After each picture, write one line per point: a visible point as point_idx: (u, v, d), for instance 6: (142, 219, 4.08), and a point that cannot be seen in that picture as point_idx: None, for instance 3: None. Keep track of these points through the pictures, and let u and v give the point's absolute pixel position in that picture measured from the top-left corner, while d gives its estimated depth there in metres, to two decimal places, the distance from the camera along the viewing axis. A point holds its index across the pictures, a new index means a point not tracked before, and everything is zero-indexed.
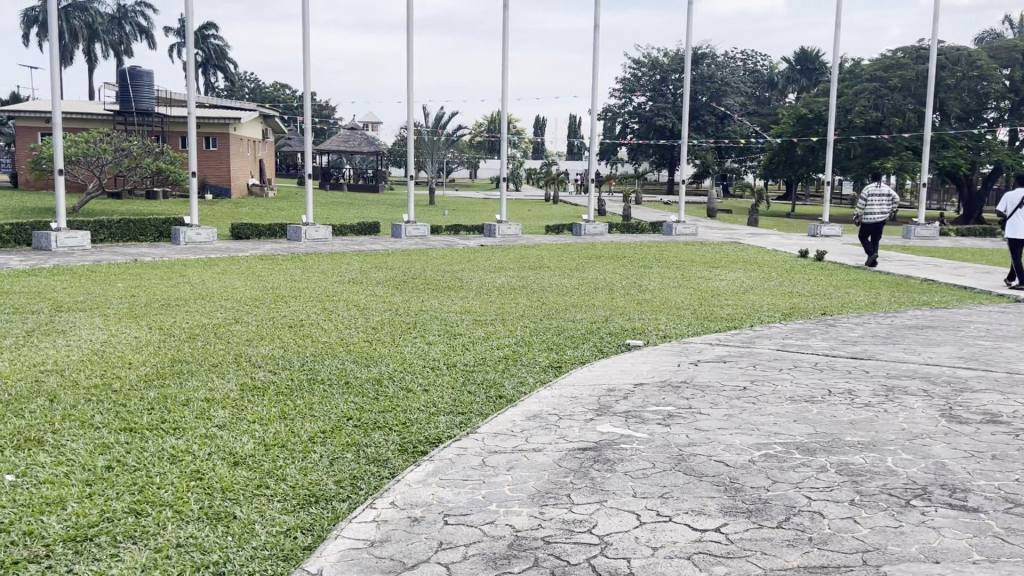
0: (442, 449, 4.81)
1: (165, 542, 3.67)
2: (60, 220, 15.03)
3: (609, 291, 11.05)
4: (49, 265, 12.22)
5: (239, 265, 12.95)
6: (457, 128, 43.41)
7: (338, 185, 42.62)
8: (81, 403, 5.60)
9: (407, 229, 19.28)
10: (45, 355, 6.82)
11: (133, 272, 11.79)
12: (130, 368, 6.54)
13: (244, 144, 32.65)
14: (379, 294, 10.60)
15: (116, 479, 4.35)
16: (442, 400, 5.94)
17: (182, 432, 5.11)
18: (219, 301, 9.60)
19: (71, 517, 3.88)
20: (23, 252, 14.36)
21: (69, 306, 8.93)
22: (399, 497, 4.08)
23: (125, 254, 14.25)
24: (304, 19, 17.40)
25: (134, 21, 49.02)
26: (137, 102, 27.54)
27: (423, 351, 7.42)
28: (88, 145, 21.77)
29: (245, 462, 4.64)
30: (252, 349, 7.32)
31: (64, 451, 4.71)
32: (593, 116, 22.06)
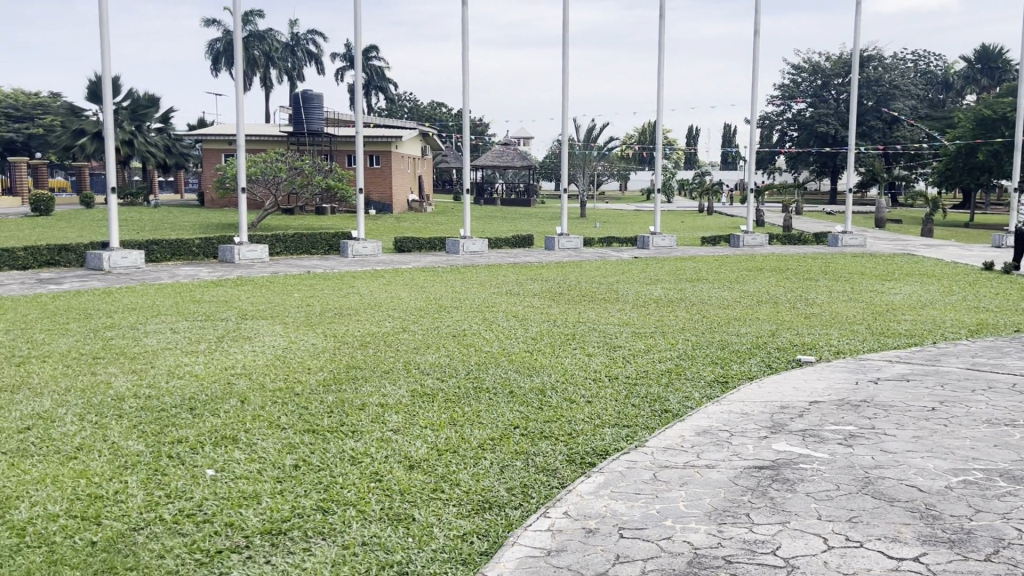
0: (611, 461, 4.78)
1: (352, 540, 3.83)
2: (243, 234, 16.16)
3: (774, 305, 10.63)
4: (234, 277, 13.16)
5: (404, 277, 13.49)
6: (609, 141, 43.31)
7: (492, 199, 43.49)
8: (269, 405, 5.98)
9: (560, 241, 19.40)
10: (236, 359, 7.35)
11: (306, 283, 12.52)
12: (310, 373, 6.91)
13: (404, 161, 33.97)
14: (536, 305, 10.73)
15: (304, 477, 4.59)
16: (606, 412, 5.90)
17: (361, 435, 5.35)
18: (387, 311, 10.00)
19: (266, 511, 4.12)
20: (211, 264, 15.57)
21: (254, 314, 9.58)
22: (572, 507, 4.08)
23: (298, 266, 15.10)
24: (464, 38, 17.82)
25: (305, 48, 52.17)
26: (308, 123, 29.09)
27: (585, 363, 7.42)
28: (266, 164, 23.34)
29: (420, 466, 4.79)
30: (420, 357, 7.57)
31: (256, 450, 5.03)
32: (752, 124, 21.40)
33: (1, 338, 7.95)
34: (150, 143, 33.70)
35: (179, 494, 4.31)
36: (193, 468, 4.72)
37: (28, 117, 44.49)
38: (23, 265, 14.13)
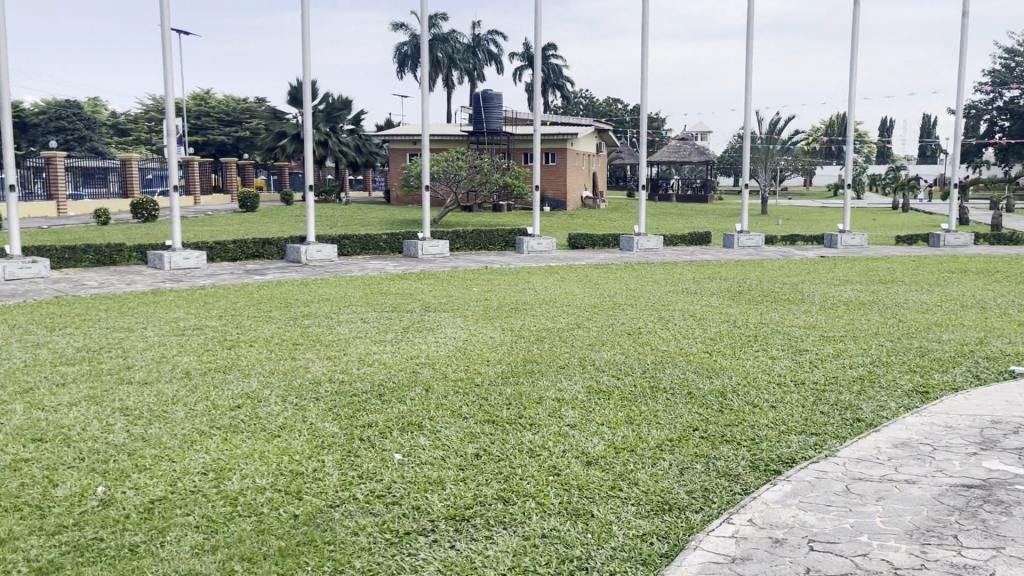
0: (799, 470, 4.55)
1: (532, 531, 3.88)
2: (426, 229, 16.85)
3: (981, 311, 9.72)
4: (417, 271, 13.73)
5: (578, 273, 13.55)
6: (793, 135, 41.43)
7: (667, 196, 42.79)
8: (451, 394, 6.19)
9: (740, 239, 18.76)
10: (420, 349, 7.67)
11: (485, 278, 12.85)
12: (489, 365, 7.09)
13: (580, 158, 34.10)
14: (715, 305, 10.43)
15: (485, 466, 4.71)
16: (791, 418, 5.63)
17: (539, 428, 5.42)
18: (561, 306, 10.09)
19: (451, 497, 4.26)
20: (396, 258, 16.36)
21: (436, 307, 9.96)
22: (757, 515, 3.92)
23: (477, 262, 15.55)
24: (644, 32, 17.60)
25: (486, 48, 53.59)
26: (487, 122, 29.87)
27: (768, 366, 7.12)
28: (448, 163, 24.20)
29: (597, 463, 4.78)
30: (596, 353, 7.57)
31: (440, 437, 5.22)
32: (958, 113, 19.72)
33: (215, 323, 8.73)
34: (343, 144, 35.80)
35: (370, 476, 4.53)
36: (382, 451, 4.96)
37: (238, 121, 48.54)
38: (231, 256, 15.41)
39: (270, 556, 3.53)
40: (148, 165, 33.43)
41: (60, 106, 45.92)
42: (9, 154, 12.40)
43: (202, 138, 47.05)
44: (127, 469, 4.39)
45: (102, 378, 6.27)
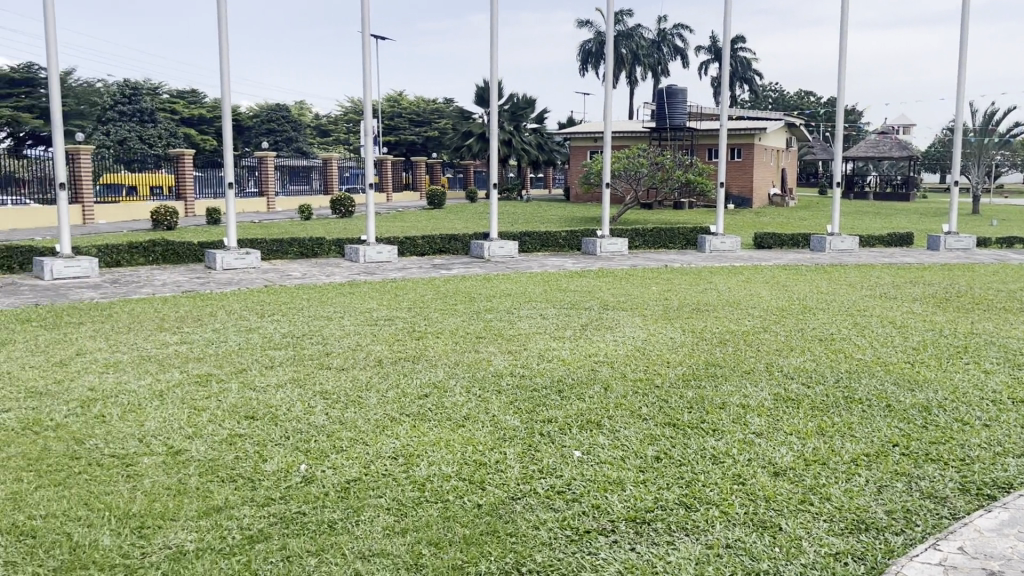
0: (1018, 498, 4.12)
1: (716, 540, 3.76)
2: (605, 227, 16.82)
3: None
4: (596, 268, 13.74)
5: (764, 274, 13.03)
6: (1013, 126, 37.61)
7: (863, 194, 40.23)
8: (630, 394, 6.11)
9: (947, 241, 17.30)
10: (599, 347, 7.65)
11: (666, 277, 12.65)
12: (669, 367, 6.94)
13: (768, 154, 32.75)
14: (917, 311, 9.67)
15: (666, 470, 4.61)
16: (1009, 440, 5.10)
17: (722, 434, 5.24)
18: (746, 309, 9.73)
19: (631, 499, 4.20)
20: (575, 255, 16.45)
21: (615, 305, 9.91)
22: (969, 543, 3.59)
23: (657, 260, 15.33)
24: (843, 21, 16.61)
25: (671, 43, 52.70)
26: (670, 118, 29.35)
27: (981, 381, 6.48)
28: (629, 160, 23.99)
29: (786, 474, 4.56)
30: (783, 360, 7.22)
31: (619, 436, 5.17)
32: None
33: (405, 314, 9.16)
34: (526, 142, 36.43)
35: (550, 471, 4.55)
36: (562, 447, 4.97)
37: (427, 121, 50.70)
38: (420, 251, 16.13)
39: (455, 542, 3.64)
40: (345, 164, 35.65)
41: (271, 110, 49.99)
42: (230, 155, 13.62)
43: (394, 138, 49.56)
44: (325, 449, 4.68)
45: (305, 362, 6.75)
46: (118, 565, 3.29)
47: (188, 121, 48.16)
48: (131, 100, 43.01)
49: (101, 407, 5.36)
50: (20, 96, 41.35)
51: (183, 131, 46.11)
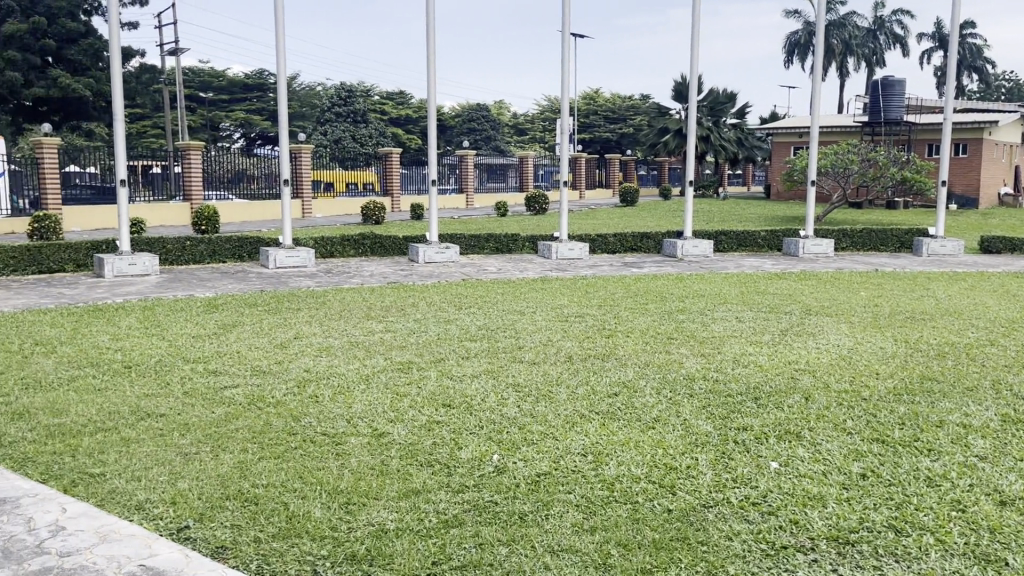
0: None
1: (930, 570, 3.46)
2: (809, 227, 15.97)
3: None
4: (798, 271, 13.06)
5: (991, 282, 11.83)
6: None
7: None
8: (834, 406, 5.75)
9: None
10: (799, 354, 7.26)
11: (875, 282, 11.81)
12: (879, 379, 6.45)
13: (999, 149, 29.69)
14: None
15: (873, 489, 4.29)
16: None
17: (939, 454, 4.81)
18: (969, 319, 8.88)
19: (833, 517, 3.94)
20: (775, 257, 15.76)
21: (818, 310, 9.37)
22: None
23: (866, 264, 14.35)
24: None
25: (889, 31, 49.16)
26: (886, 111, 27.36)
27: None
28: (837, 156, 22.61)
29: (1015, 505, 4.10)
30: (1014, 377, 6.51)
31: (821, 450, 4.87)
32: None
33: (596, 312, 9.17)
34: (725, 138, 35.30)
35: (745, 480, 4.37)
36: (758, 457, 4.75)
37: (622, 119, 50.48)
38: (612, 249, 16.09)
39: (645, 545, 3.59)
40: (541, 162, 36.24)
41: (471, 110, 51.81)
42: (434, 153, 14.22)
43: (589, 135, 49.82)
44: (517, 441, 4.77)
45: (498, 355, 6.92)
46: (327, 536, 3.53)
47: (396, 121, 50.96)
48: (346, 102, 46.10)
49: (314, 387, 5.80)
50: (252, 100, 45.56)
51: (392, 131, 48.86)
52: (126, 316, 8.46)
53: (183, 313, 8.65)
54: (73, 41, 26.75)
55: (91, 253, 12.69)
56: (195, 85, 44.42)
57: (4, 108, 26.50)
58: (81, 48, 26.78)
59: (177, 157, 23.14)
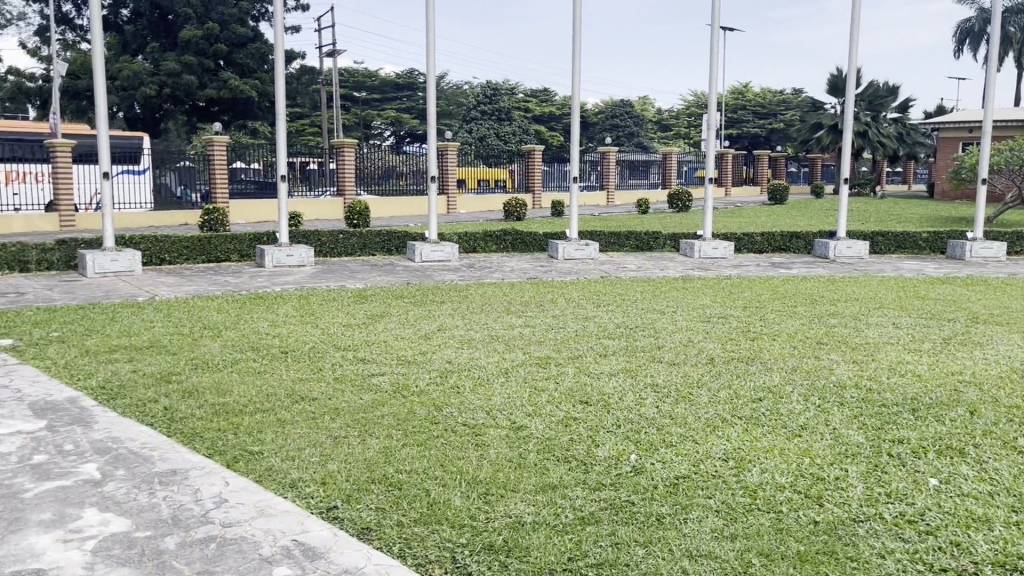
0: None
1: None
2: (978, 230, 14.84)
3: None
4: (965, 276, 12.16)
5: None
6: None
7: None
8: (1003, 423, 5.31)
9: None
10: (964, 365, 6.75)
11: None
12: None
13: None
14: None
15: None
16: None
17: None
18: None
19: (1000, 541, 3.64)
20: (938, 260, 14.75)
21: (987, 319, 8.69)
22: None
23: None
24: None
25: None
26: None
27: None
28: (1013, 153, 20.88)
29: None
30: None
31: (987, 469, 4.51)
32: None
33: (740, 314, 8.89)
34: (884, 134, 33.36)
35: (899, 496, 4.11)
36: (915, 472, 4.46)
37: (773, 114, 48.73)
38: (759, 249, 15.55)
39: (788, 557, 3.45)
40: (685, 159, 35.52)
41: (614, 106, 51.53)
42: (576, 149, 14.22)
43: (736, 132, 48.40)
44: (656, 442, 4.71)
45: (637, 354, 6.84)
46: (466, 525, 3.60)
47: (540, 118, 51.37)
48: (491, 100, 46.86)
49: (456, 379, 5.94)
50: (403, 99, 47.23)
51: (535, 128, 49.31)
52: (283, 304, 8.96)
53: (335, 303, 9.07)
54: (242, 45, 28.62)
55: (253, 244, 13.53)
56: (350, 85, 46.51)
57: (181, 108, 28.65)
58: (248, 52, 28.62)
59: (332, 154, 24.34)
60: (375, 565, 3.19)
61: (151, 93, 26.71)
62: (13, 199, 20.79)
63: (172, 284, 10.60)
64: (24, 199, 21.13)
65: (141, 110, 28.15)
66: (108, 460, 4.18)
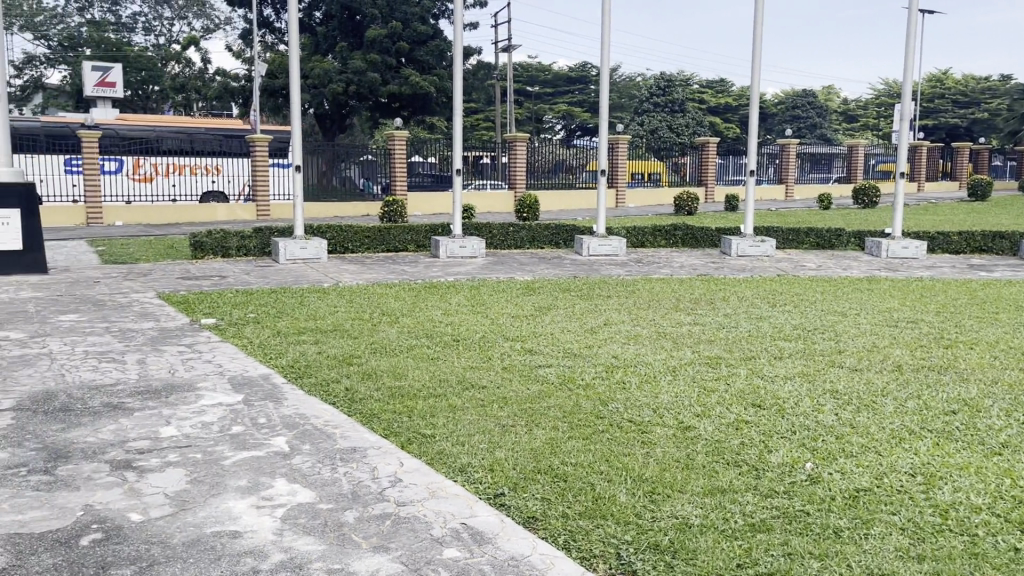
0: None
1: None
2: None
3: None
4: None
5: None
6: None
7: None
8: None
9: None
10: None
11: None
12: None
13: None
14: None
15: None
16: None
17: None
18: None
19: None
20: None
21: None
22: None
23: None
24: None
25: None
26: None
27: None
28: None
29: None
30: None
31: None
32: None
33: (931, 319, 8.24)
34: None
35: None
36: None
37: (976, 103, 44.90)
38: (956, 248, 14.39)
39: None
40: (873, 151, 33.36)
41: (796, 97, 49.31)
42: (754, 141, 13.71)
43: (933, 122, 44.96)
44: (834, 451, 4.46)
45: (815, 358, 6.51)
46: (632, 522, 3.57)
47: (715, 109, 50.03)
48: (665, 92, 46.14)
49: (623, 374, 5.90)
50: (575, 92, 47.49)
51: (709, 121, 48.07)
52: (456, 294, 9.25)
53: (504, 294, 9.25)
54: (422, 43, 29.78)
55: (428, 235, 14.05)
56: (524, 80, 47.30)
57: (366, 105, 30.20)
58: (428, 49, 29.74)
59: (504, 148, 24.91)
60: (540, 555, 3.23)
61: (338, 90, 28.36)
62: (171, 189, 21.93)
63: (354, 272, 11.22)
64: (180, 189, 22.21)
65: (329, 106, 29.95)
66: (295, 434, 4.48)
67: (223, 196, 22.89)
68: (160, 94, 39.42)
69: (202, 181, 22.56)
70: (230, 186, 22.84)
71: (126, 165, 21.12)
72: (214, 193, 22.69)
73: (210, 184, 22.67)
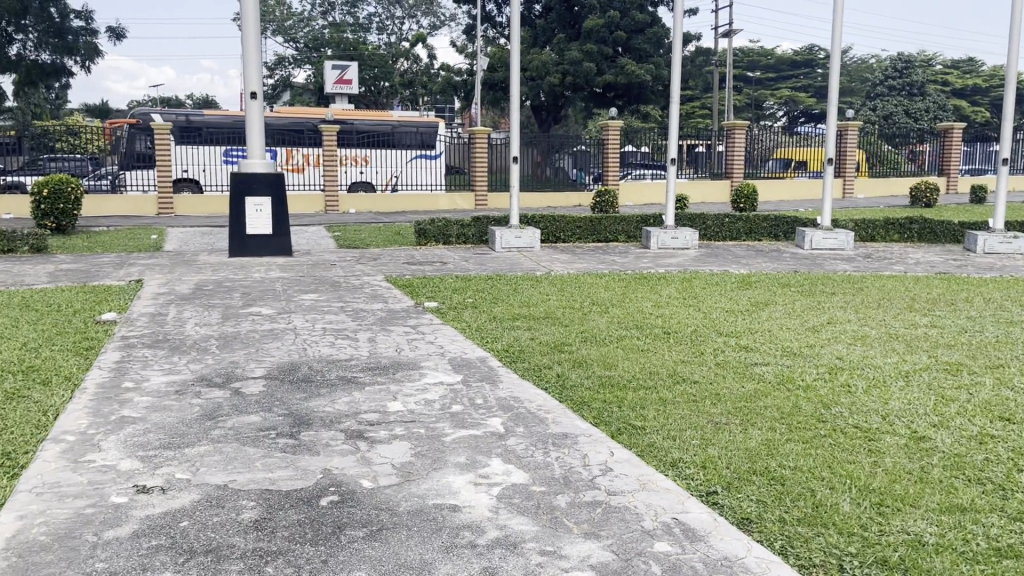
0: None
1: None
2: None
3: None
4: None
5: None
6: None
7: None
8: None
9: None
10: None
11: None
12: None
13: None
14: None
15: None
16: None
17: None
18: None
19: None
20: None
21: None
22: None
23: None
24: None
25: None
26: None
27: None
28: None
29: None
30: None
31: None
32: None
33: None
34: None
35: None
36: None
37: None
38: None
39: None
40: None
41: None
42: (1011, 127, 12.44)
43: None
44: None
45: None
46: (857, 534, 3.35)
47: (960, 92, 45.67)
48: (902, 74, 42.71)
49: (847, 377, 5.55)
50: (799, 77, 45.25)
51: (954, 104, 43.89)
52: (667, 286, 9.11)
53: (718, 288, 8.99)
54: (640, 31, 29.51)
55: (640, 226, 14.01)
56: (744, 65, 45.61)
57: (582, 95, 30.41)
58: (646, 37, 29.44)
59: (722, 136, 23.99)
60: (756, 558, 3.12)
61: (555, 81, 28.83)
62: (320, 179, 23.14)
63: (566, 261, 11.38)
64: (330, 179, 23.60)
65: (545, 97, 30.51)
66: (510, 417, 4.63)
67: (370, 185, 24.07)
68: (390, 90, 42.10)
69: (352, 171, 24.00)
70: (376, 177, 23.87)
71: (280, 156, 22.99)
72: (361, 182, 24.02)
73: (358, 174, 24.01)
